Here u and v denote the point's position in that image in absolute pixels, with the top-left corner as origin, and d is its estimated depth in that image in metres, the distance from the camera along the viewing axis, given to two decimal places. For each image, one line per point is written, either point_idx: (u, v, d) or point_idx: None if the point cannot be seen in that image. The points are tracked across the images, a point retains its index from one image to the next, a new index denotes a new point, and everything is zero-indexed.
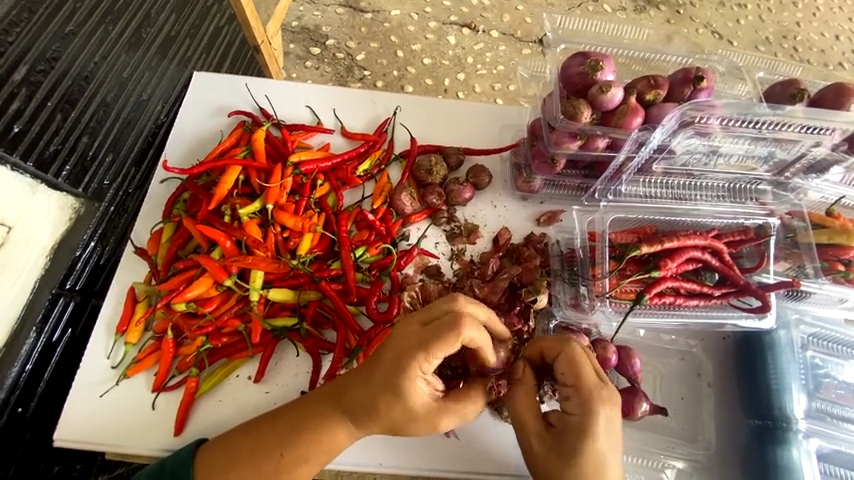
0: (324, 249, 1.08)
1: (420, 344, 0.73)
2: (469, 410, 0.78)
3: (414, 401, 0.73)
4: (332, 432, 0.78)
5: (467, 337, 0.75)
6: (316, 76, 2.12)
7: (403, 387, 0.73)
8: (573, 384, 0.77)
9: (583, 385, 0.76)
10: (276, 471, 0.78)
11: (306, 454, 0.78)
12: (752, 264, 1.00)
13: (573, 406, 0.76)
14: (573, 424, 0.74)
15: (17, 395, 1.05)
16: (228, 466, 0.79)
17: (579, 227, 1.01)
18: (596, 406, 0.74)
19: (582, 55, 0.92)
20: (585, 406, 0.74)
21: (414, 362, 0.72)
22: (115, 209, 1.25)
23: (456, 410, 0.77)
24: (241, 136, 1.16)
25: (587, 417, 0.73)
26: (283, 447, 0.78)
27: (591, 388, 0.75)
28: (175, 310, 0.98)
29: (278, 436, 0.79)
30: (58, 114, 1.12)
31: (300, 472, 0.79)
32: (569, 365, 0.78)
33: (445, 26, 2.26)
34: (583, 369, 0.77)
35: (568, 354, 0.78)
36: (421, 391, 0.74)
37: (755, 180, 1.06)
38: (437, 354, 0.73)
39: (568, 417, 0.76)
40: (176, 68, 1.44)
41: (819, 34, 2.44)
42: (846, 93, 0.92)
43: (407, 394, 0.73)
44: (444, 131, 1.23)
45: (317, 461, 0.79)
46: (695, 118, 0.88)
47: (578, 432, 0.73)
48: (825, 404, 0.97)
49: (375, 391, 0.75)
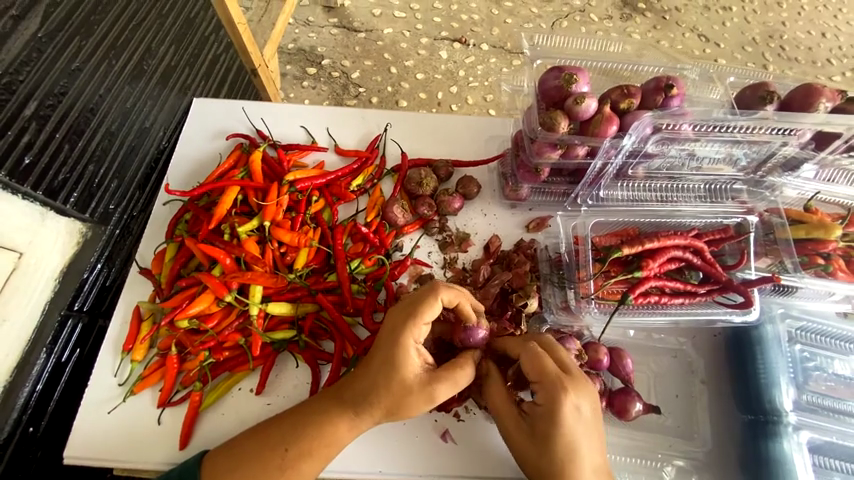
0: (319, 262, 1.13)
1: (408, 314, 0.82)
2: (461, 379, 0.83)
3: (409, 368, 0.80)
4: (334, 424, 0.83)
5: (445, 301, 0.85)
6: (313, 95, 2.20)
7: (398, 357, 0.80)
8: (536, 379, 0.81)
9: (547, 378, 0.80)
10: (280, 467, 0.82)
11: (309, 448, 0.82)
12: (734, 261, 1.03)
13: (539, 398, 0.80)
14: (542, 414, 0.79)
15: (29, 415, 1.09)
16: (236, 464, 0.83)
17: (564, 232, 1.05)
18: (559, 395, 0.78)
19: (557, 68, 0.97)
20: (550, 397, 0.79)
21: (406, 330, 0.81)
22: (120, 232, 1.32)
23: (446, 379, 0.81)
24: (239, 157, 1.22)
25: (552, 407, 0.78)
26: (288, 441, 0.83)
27: (554, 380, 0.79)
28: (178, 327, 1.02)
29: (282, 432, 0.84)
30: (66, 144, 1.16)
31: (303, 469, 0.82)
32: (533, 361, 0.83)
33: (436, 42, 2.34)
34: (545, 364, 0.81)
35: (531, 351, 0.84)
36: (413, 359, 0.80)
37: (732, 180, 1.10)
38: (426, 318, 0.82)
39: (538, 408, 0.81)
40: (176, 96, 1.53)
41: (805, 33, 2.50)
42: (814, 93, 0.95)
43: (402, 362, 0.79)
44: (434, 144, 1.28)
45: (318, 457, 0.82)
46: (663, 124, 0.93)
47: (547, 420, 0.78)
48: (815, 396, 0.99)
49: (375, 373, 0.82)
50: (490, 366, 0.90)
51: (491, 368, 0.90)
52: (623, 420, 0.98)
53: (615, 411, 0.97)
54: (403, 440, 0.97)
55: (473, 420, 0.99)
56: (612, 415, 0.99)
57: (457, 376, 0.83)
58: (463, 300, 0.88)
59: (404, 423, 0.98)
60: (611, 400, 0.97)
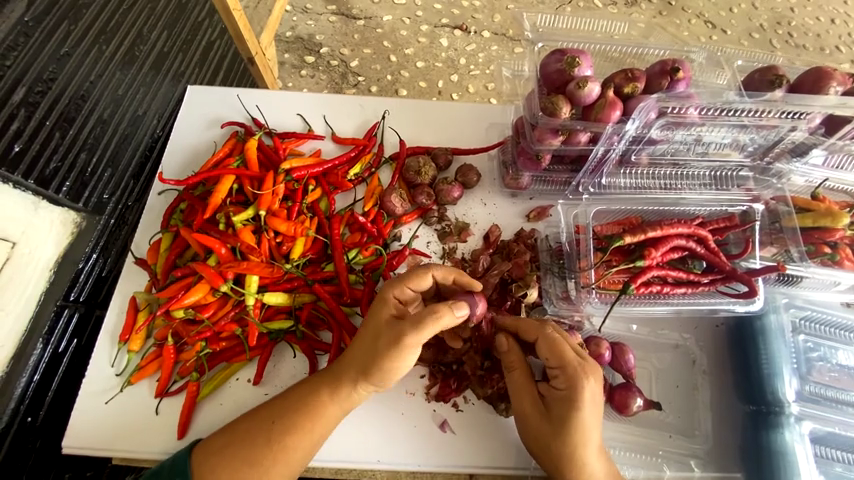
0: (316, 252, 1.11)
1: (398, 276, 0.89)
2: (427, 321, 0.80)
3: (385, 312, 0.84)
4: (317, 395, 0.86)
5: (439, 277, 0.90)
6: (312, 84, 2.16)
7: (375, 305, 0.86)
8: (558, 364, 0.83)
9: (569, 364, 0.81)
10: (267, 443, 0.83)
11: (294, 421, 0.84)
12: (739, 250, 1.01)
13: (560, 382, 0.82)
14: (561, 398, 0.81)
15: (27, 405, 1.09)
16: (226, 442, 0.85)
17: (565, 221, 1.03)
18: (580, 381, 0.79)
19: (559, 51, 0.94)
20: (571, 382, 0.80)
21: (389, 285, 0.87)
22: (115, 222, 1.27)
23: (412, 318, 0.81)
24: (235, 145, 1.19)
25: (573, 392, 0.79)
26: (275, 415, 0.85)
27: (575, 366, 0.81)
28: (174, 317, 1.01)
29: (271, 408, 0.87)
30: (57, 132, 1.16)
31: (288, 442, 0.84)
32: (553, 346, 0.84)
33: (437, 28, 2.29)
34: (565, 349, 0.83)
35: (550, 336, 0.85)
36: (388, 307, 0.85)
37: (737, 167, 1.08)
38: (413, 282, 0.88)
39: (557, 392, 0.82)
40: (171, 83, 1.47)
41: (814, 19, 2.44)
42: (825, 76, 0.92)
43: (378, 308, 0.85)
44: (433, 132, 1.25)
45: (302, 430, 0.84)
46: (667, 108, 0.90)
47: (567, 404, 0.80)
48: (818, 387, 0.98)
49: (367, 340, 0.85)
50: (508, 342, 0.90)
51: (509, 345, 0.90)
52: (623, 416, 0.98)
53: (615, 406, 0.96)
54: (400, 429, 0.96)
55: (473, 412, 0.99)
56: (612, 410, 0.99)
57: (426, 319, 0.80)
58: (459, 276, 0.91)
59: (403, 413, 0.97)
60: (612, 395, 0.97)
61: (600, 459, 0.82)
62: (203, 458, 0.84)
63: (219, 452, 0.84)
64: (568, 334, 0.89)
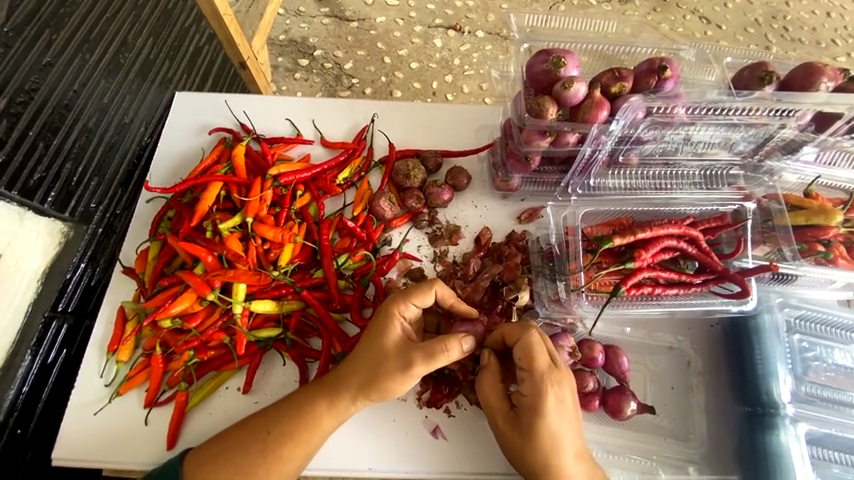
0: (305, 258, 1.10)
1: (402, 293, 0.87)
2: (440, 352, 0.81)
3: (391, 337, 0.84)
4: (313, 406, 0.85)
5: (441, 294, 0.89)
6: (306, 87, 2.15)
7: (382, 325, 0.85)
8: (524, 371, 0.82)
9: (535, 370, 0.80)
10: (262, 451, 0.83)
11: (289, 430, 0.84)
12: (731, 249, 1.00)
13: (525, 389, 0.81)
14: (527, 404, 0.80)
15: (16, 417, 1.08)
16: (218, 452, 0.84)
17: (554, 223, 1.02)
18: (545, 387, 0.80)
19: (545, 52, 0.93)
20: (535, 388, 0.80)
21: (394, 303, 0.86)
22: (104, 231, 1.29)
23: (424, 349, 0.81)
24: (222, 152, 1.18)
25: (538, 399, 0.79)
26: (270, 425, 0.84)
27: (540, 372, 0.80)
28: (161, 327, 1.00)
29: (264, 417, 0.86)
30: (40, 142, 1.13)
31: (283, 452, 0.83)
32: (522, 353, 0.82)
33: (430, 29, 2.28)
34: (531, 355, 0.81)
35: (519, 342, 0.83)
36: (397, 328, 0.85)
37: (728, 166, 1.06)
38: (417, 300, 0.87)
39: (523, 399, 0.81)
40: (157, 90, 1.48)
41: (810, 12, 2.42)
42: (815, 72, 0.91)
43: (386, 329, 0.85)
44: (422, 134, 1.24)
45: (297, 440, 0.84)
46: (654, 107, 0.89)
47: (532, 411, 0.79)
48: (814, 387, 0.97)
49: (368, 359, 0.85)
50: (490, 357, 0.87)
51: (490, 361, 0.87)
52: (617, 420, 0.96)
53: (609, 410, 0.95)
54: (391, 436, 0.95)
55: (464, 417, 0.97)
56: (606, 414, 0.97)
57: (439, 350, 0.81)
58: (457, 302, 0.91)
59: (394, 420, 0.96)
60: (605, 399, 0.95)
61: (579, 463, 0.81)
62: (197, 464, 0.83)
63: (213, 460, 0.83)
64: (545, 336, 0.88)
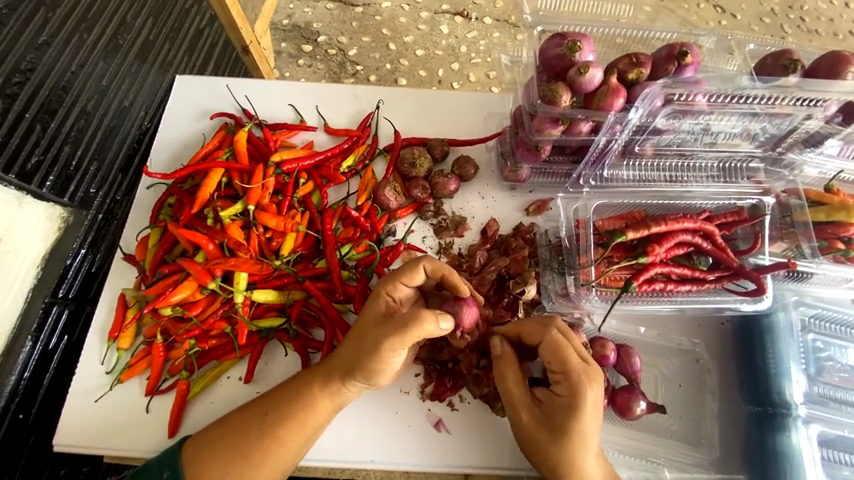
0: (307, 247, 1.08)
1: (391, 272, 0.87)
2: (411, 326, 0.78)
3: (372, 312, 0.83)
4: (310, 386, 0.84)
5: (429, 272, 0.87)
6: (309, 74, 2.10)
7: (367, 304, 0.85)
8: (560, 369, 0.79)
9: (572, 370, 0.78)
10: (260, 433, 0.82)
11: (287, 411, 0.83)
12: (747, 245, 0.98)
13: (563, 389, 0.79)
14: (563, 405, 0.78)
15: (17, 403, 1.08)
16: (217, 436, 0.83)
17: (564, 215, 0.98)
18: (582, 387, 0.77)
19: (560, 35, 0.89)
20: (574, 389, 0.77)
21: (381, 281, 0.86)
22: (104, 216, 1.27)
23: (395, 323, 0.79)
24: (224, 137, 1.16)
25: (575, 400, 0.76)
26: (268, 407, 0.84)
27: (579, 372, 0.78)
28: (162, 315, 0.99)
29: (265, 400, 0.85)
30: (37, 124, 1.13)
31: (281, 435, 0.82)
32: (555, 350, 0.80)
33: (437, 15, 2.22)
34: (569, 354, 0.79)
35: (554, 340, 0.81)
36: (378, 304, 0.84)
37: (747, 158, 1.03)
38: (404, 278, 0.85)
39: (559, 399, 0.79)
40: (157, 73, 1.46)
41: (828, 2, 2.34)
42: (842, 61, 0.87)
43: (368, 306, 0.84)
44: (428, 123, 1.20)
45: (295, 424, 0.83)
46: (676, 95, 0.85)
47: (568, 411, 0.77)
48: (827, 388, 0.95)
49: (356, 336, 0.84)
50: (502, 344, 0.87)
51: (503, 348, 0.86)
52: (625, 419, 0.95)
53: (617, 409, 0.94)
54: (395, 430, 0.94)
55: (469, 412, 0.96)
56: (612, 412, 0.96)
57: (411, 325, 0.78)
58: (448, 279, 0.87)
59: (397, 412, 0.95)
60: (613, 397, 0.94)
61: (599, 462, 0.80)
62: (202, 447, 0.82)
63: (210, 445, 0.82)
64: (574, 335, 0.85)
